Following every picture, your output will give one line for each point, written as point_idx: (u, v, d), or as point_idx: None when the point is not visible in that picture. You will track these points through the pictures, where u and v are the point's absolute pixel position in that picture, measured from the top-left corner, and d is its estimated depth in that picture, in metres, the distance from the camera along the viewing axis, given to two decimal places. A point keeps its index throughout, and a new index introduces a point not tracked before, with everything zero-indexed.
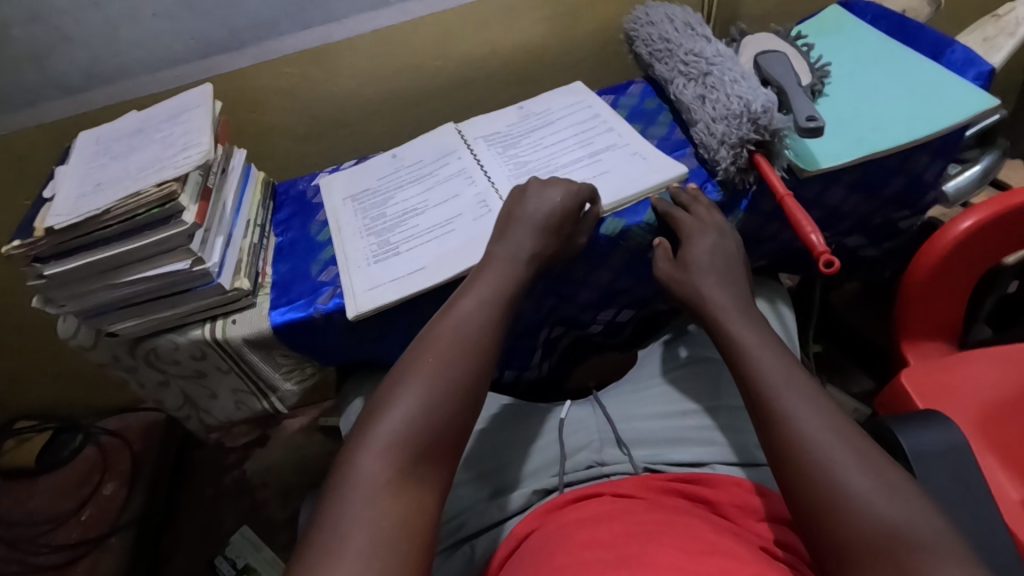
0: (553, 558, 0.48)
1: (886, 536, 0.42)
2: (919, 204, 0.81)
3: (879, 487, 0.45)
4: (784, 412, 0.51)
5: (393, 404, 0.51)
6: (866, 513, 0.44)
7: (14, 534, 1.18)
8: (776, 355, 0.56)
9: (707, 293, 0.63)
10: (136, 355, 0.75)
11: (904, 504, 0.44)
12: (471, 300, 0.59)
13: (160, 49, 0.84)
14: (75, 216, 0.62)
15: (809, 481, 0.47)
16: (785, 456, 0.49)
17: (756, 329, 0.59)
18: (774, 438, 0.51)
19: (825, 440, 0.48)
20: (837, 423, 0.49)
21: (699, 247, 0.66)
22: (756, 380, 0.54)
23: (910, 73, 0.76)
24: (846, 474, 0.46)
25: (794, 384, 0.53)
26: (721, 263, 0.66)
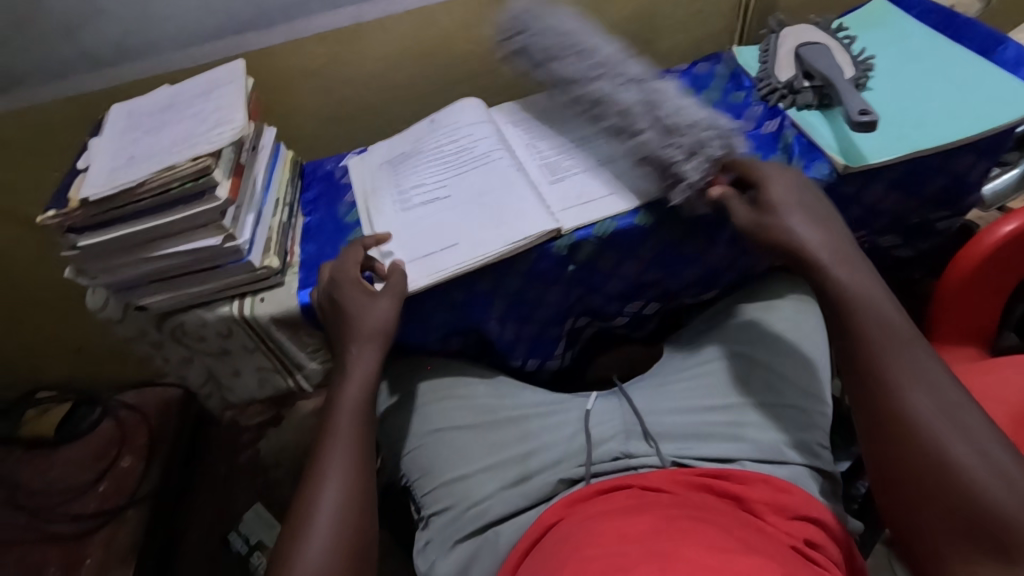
0: (583, 551, 0.48)
1: (983, 521, 0.44)
2: (959, 205, 0.80)
3: (992, 469, 0.45)
4: (898, 384, 0.51)
5: (302, 544, 0.52)
6: (970, 492, 0.45)
7: (33, 504, 1.18)
8: (883, 305, 0.55)
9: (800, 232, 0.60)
10: (163, 330, 0.75)
11: (1014, 487, 0.44)
12: (336, 446, 0.59)
13: (194, 24, 0.84)
14: (109, 188, 0.62)
15: (910, 457, 0.48)
16: (886, 424, 0.50)
17: (868, 280, 0.56)
18: (875, 411, 0.51)
19: (936, 417, 0.48)
20: (954, 398, 0.49)
21: (776, 198, 0.62)
22: (858, 335, 0.54)
23: (957, 70, 0.74)
24: (958, 454, 0.46)
25: (908, 352, 0.52)
26: (813, 216, 0.61)
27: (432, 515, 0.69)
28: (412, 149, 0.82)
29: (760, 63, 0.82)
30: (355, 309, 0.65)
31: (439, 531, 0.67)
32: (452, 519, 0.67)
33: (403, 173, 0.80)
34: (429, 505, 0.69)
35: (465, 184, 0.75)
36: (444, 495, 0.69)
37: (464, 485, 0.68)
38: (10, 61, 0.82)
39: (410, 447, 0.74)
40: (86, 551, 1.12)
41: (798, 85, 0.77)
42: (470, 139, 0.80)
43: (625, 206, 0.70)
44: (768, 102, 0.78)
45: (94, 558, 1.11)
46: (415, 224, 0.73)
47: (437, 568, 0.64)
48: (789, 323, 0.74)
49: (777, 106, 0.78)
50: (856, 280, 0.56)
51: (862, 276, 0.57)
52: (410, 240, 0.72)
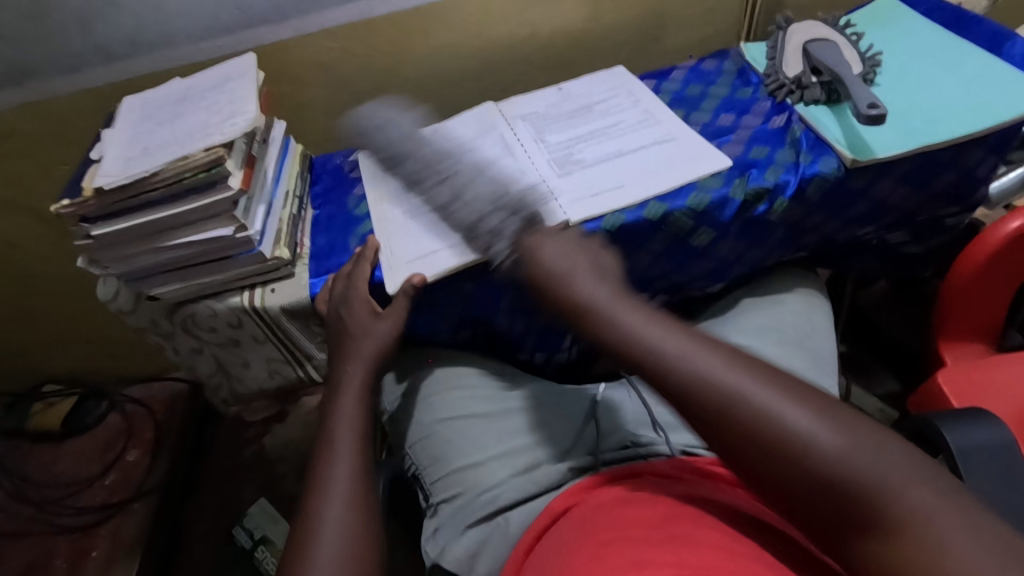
0: (597, 535, 0.48)
1: (842, 486, 0.38)
2: (966, 200, 0.80)
3: (808, 421, 0.40)
4: (696, 373, 0.44)
5: (312, 550, 0.53)
6: (811, 454, 0.39)
7: (40, 495, 1.19)
8: (664, 320, 0.49)
9: (575, 279, 0.54)
10: (174, 321, 0.77)
11: (835, 430, 0.40)
12: (340, 460, 0.60)
13: (206, 19, 0.85)
14: (124, 177, 0.62)
15: (754, 450, 0.41)
16: (721, 425, 0.43)
17: (639, 305, 0.51)
18: (705, 421, 0.44)
19: (744, 387, 0.43)
20: (744, 367, 0.44)
21: (557, 263, 0.55)
22: (640, 349, 0.48)
23: (965, 67, 0.75)
24: (784, 420, 0.41)
25: (693, 337, 0.47)
26: (579, 249, 0.57)
27: (441, 502, 0.70)
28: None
29: (768, 59, 0.83)
30: (358, 330, 0.68)
31: (448, 518, 0.68)
32: (461, 506, 0.68)
33: None
34: (438, 492, 0.70)
35: None
36: (455, 483, 0.69)
37: (476, 472, 0.69)
38: (24, 55, 0.83)
39: (418, 437, 0.74)
40: (93, 543, 1.13)
41: (806, 81, 0.77)
42: None
43: (636, 198, 0.69)
44: (776, 98, 0.79)
45: (101, 550, 1.12)
46: (426, 226, 0.73)
47: (448, 553, 0.65)
48: (798, 315, 0.77)
49: (785, 101, 0.78)
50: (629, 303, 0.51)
51: (629, 298, 0.52)
52: (421, 241, 0.71)
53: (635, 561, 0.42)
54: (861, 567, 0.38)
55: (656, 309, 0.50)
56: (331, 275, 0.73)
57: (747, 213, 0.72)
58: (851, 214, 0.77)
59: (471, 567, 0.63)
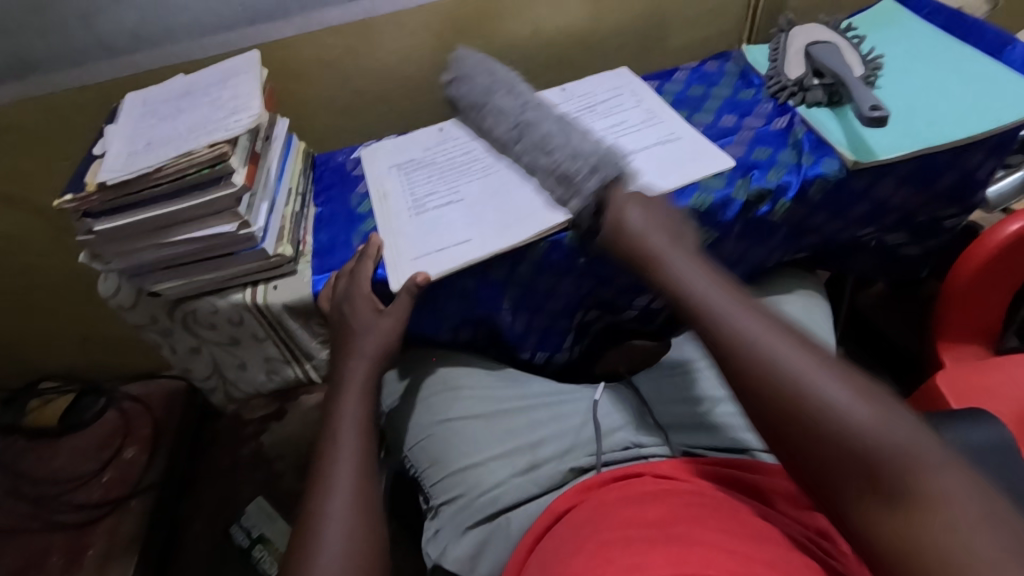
0: (599, 535, 0.48)
1: (871, 456, 0.40)
2: (965, 203, 0.81)
3: (851, 395, 0.43)
4: (739, 331, 0.49)
5: (315, 548, 0.53)
6: (846, 422, 0.42)
7: (36, 492, 1.18)
8: (718, 287, 0.53)
9: (646, 241, 0.59)
10: (175, 317, 0.77)
11: (874, 409, 0.42)
12: (342, 457, 0.60)
13: (209, 15, 0.84)
14: (127, 172, 0.62)
15: (786, 410, 0.45)
16: (757, 386, 0.47)
17: (699, 269, 0.56)
18: (742, 375, 0.48)
19: (785, 351, 0.47)
20: (793, 338, 0.48)
21: (633, 224, 0.61)
22: (699, 310, 0.52)
23: (966, 70, 0.76)
24: (822, 392, 0.44)
25: (743, 304, 0.51)
26: (653, 223, 0.61)
27: (442, 504, 0.70)
28: (423, 156, 0.82)
29: (770, 61, 0.83)
30: (361, 327, 0.68)
31: (449, 519, 0.68)
32: (461, 507, 0.68)
33: (411, 181, 0.80)
34: (438, 494, 0.70)
35: (478, 188, 0.75)
36: (455, 484, 0.69)
37: (475, 473, 0.69)
38: (25, 49, 0.82)
39: (417, 438, 0.74)
40: (90, 540, 1.12)
41: (808, 82, 0.77)
42: (464, 160, 0.80)
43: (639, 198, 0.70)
44: (779, 99, 0.79)
45: (98, 546, 1.12)
46: (429, 224, 0.73)
47: (449, 554, 0.65)
48: (798, 316, 0.78)
49: (787, 103, 0.79)
50: (687, 267, 0.56)
51: (696, 266, 0.57)
52: (425, 239, 0.71)
53: (639, 562, 0.42)
54: (872, 535, 0.40)
55: (718, 276, 0.55)
56: (333, 273, 0.73)
57: (749, 213, 0.73)
58: (852, 215, 0.77)
59: (473, 569, 0.63)
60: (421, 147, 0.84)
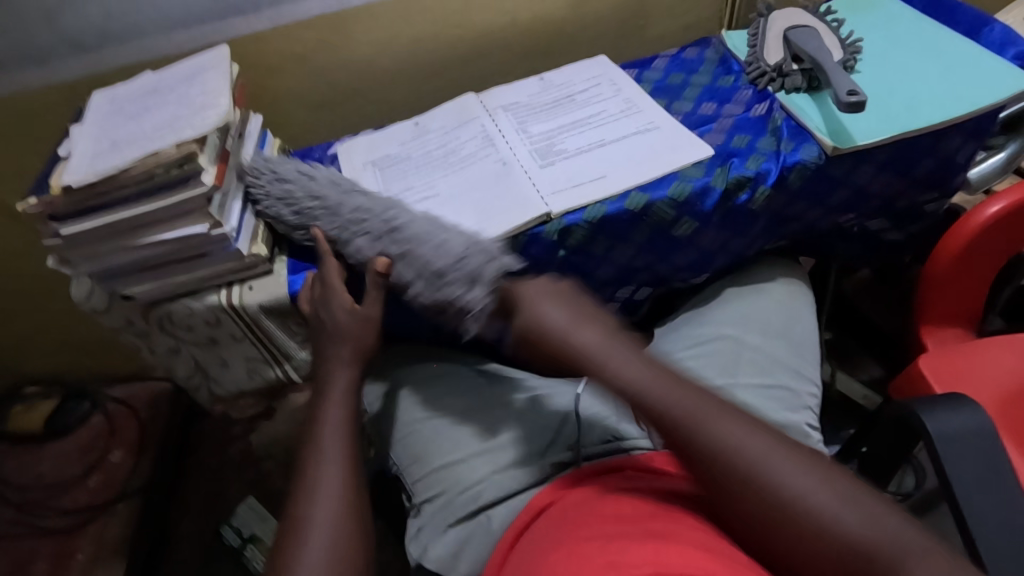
0: (580, 532, 0.47)
1: (853, 553, 0.41)
2: (946, 187, 0.81)
3: (831, 497, 0.43)
4: (720, 441, 0.46)
5: (298, 551, 0.52)
6: (829, 527, 0.42)
7: (21, 498, 1.17)
8: (678, 383, 0.50)
9: (577, 335, 0.54)
10: (151, 320, 0.75)
11: (853, 505, 0.43)
12: (324, 459, 0.59)
13: (176, 10, 0.82)
14: (92, 174, 0.61)
15: (768, 525, 0.44)
16: (726, 484, 0.46)
17: (640, 361, 0.52)
18: (718, 487, 0.46)
19: (767, 460, 0.45)
20: (767, 438, 0.47)
21: (555, 322, 0.55)
22: (656, 409, 0.49)
23: (944, 52, 0.75)
24: (796, 488, 0.44)
25: (713, 405, 0.49)
26: (575, 306, 0.57)
27: (424, 502, 0.69)
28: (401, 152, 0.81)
29: (749, 47, 0.82)
30: (342, 330, 0.67)
31: (431, 517, 0.67)
32: (443, 505, 0.67)
33: (388, 178, 0.79)
34: (421, 492, 0.70)
35: (456, 182, 0.74)
36: (436, 482, 0.69)
37: (456, 471, 0.69)
38: None
39: (400, 436, 0.74)
40: (77, 545, 1.11)
41: (787, 68, 0.77)
42: (442, 154, 0.79)
43: (617, 189, 0.69)
44: (758, 86, 0.78)
45: (85, 551, 1.11)
46: None
47: (429, 553, 0.65)
48: (779, 304, 0.77)
49: (767, 89, 0.78)
50: (628, 361, 0.52)
51: (637, 354, 0.53)
52: None
53: (618, 558, 0.42)
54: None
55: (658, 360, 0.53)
56: (310, 273, 0.72)
57: (728, 202, 0.72)
58: (833, 202, 0.77)
59: (454, 567, 0.63)
60: (398, 142, 0.83)
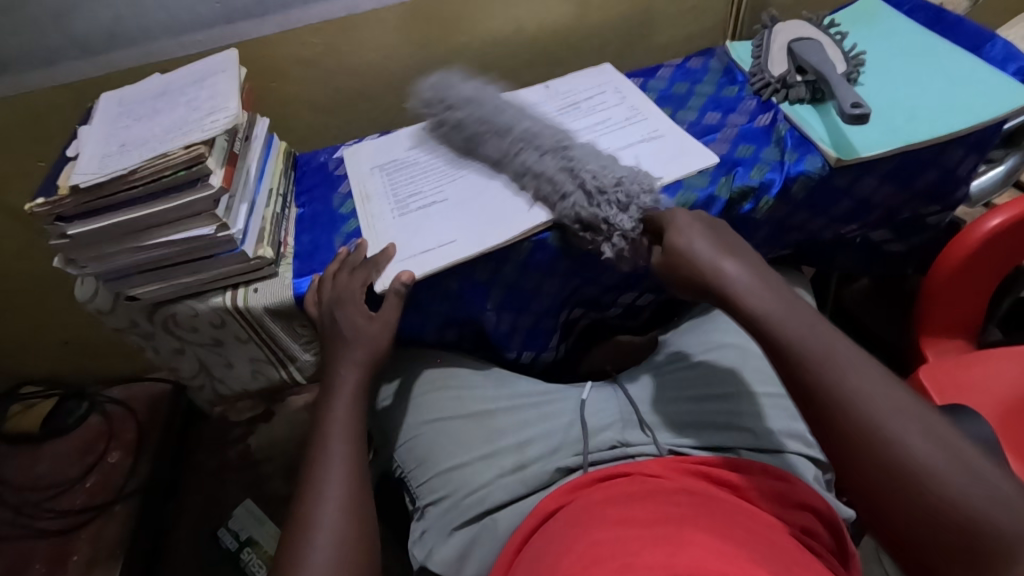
0: (589, 536, 0.48)
1: (965, 531, 0.41)
2: (947, 199, 0.82)
3: (954, 469, 0.43)
4: (841, 391, 0.48)
5: (306, 553, 0.52)
6: (941, 494, 0.42)
7: (18, 499, 1.16)
8: (817, 329, 0.51)
9: (710, 268, 0.57)
10: (155, 321, 0.75)
11: (978, 484, 0.42)
12: (331, 459, 0.60)
13: (185, 13, 0.83)
14: (101, 175, 0.61)
15: (881, 480, 0.44)
16: (841, 432, 0.47)
17: (793, 304, 0.54)
18: (834, 431, 0.47)
19: (885, 419, 0.46)
20: (895, 399, 0.46)
21: (701, 251, 0.58)
22: (791, 349, 0.51)
23: (947, 66, 0.76)
24: (914, 453, 0.44)
25: (846, 354, 0.50)
26: (711, 237, 0.60)
27: (428, 505, 0.69)
28: (407, 157, 0.82)
29: (753, 58, 0.83)
30: (350, 333, 0.67)
31: (436, 519, 0.67)
32: (449, 507, 0.67)
33: (394, 182, 0.79)
34: (425, 495, 0.70)
35: (462, 187, 0.75)
36: (440, 486, 0.69)
37: (461, 474, 0.69)
38: None
39: (405, 438, 0.74)
40: (74, 547, 1.11)
41: (791, 80, 0.78)
42: (449, 159, 0.79)
43: None
44: (762, 96, 0.79)
45: (82, 553, 1.10)
46: (413, 225, 0.72)
47: (435, 554, 0.65)
48: None
49: (770, 100, 0.78)
50: (772, 299, 0.54)
51: (775, 295, 0.55)
52: (411, 239, 0.71)
53: (630, 562, 0.42)
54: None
55: (807, 308, 0.54)
56: (316, 275, 0.72)
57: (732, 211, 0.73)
58: (835, 212, 0.77)
59: (460, 568, 0.63)
60: (405, 147, 0.83)
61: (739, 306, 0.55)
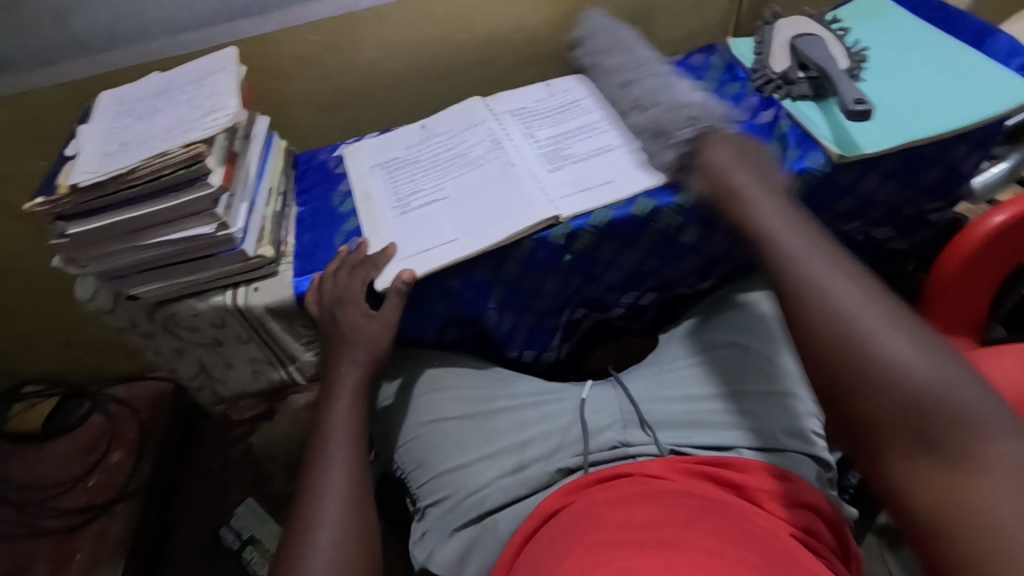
0: (589, 537, 0.47)
1: (918, 403, 0.39)
2: (951, 196, 0.81)
3: (917, 356, 0.40)
4: (812, 279, 0.47)
5: (305, 554, 0.52)
6: (896, 376, 0.40)
7: (21, 498, 1.16)
8: (802, 234, 0.51)
9: (729, 177, 0.59)
10: (155, 321, 0.75)
11: (937, 364, 0.40)
12: (331, 459, 0.59)
13: (185, 12, 0.82)
14: (100, 174, 0.61)
15: (839, 365, 0.43)
16: (806, 314, 0.46)
17: (788, 217, 0.54)
18: (802, 319, 0.46)
19: (852, 303, 0.44)
20: (865, 287, 0.45)
21: (721, 162, 0.60)
22: (772, 246, 0.52)
23: (951, 61, 0.75)
24: (880, 340, 0.42)
25: (818, 252, 0.49)
26: (739, 156, 0.60)
27: (429, 506, 0.69)
28: (407, 155, 0.81)
29: (756, 54, 0.82)
30: (350, 332, 0.67)
31: (437, 520, 0.67)
32: (449, 508, 0.67)
33: (394, 181, 0.79)
34: (425, 495, 0.70)
35: (463, 185, 0.75)
36: (441, 485, 0.69)
37: (461, 475, 0.69)
38: None
39: (404, 439, 0.74)
40: (77, 546, 1.11)
41: (793, 76, 0.77)
42: (450, 157, 0.79)
43: (625, 194, 0.70)
44: (764, 93, 0.79)
45: (85, 552, 1.10)
46: (416, 222, 0.72)
47: (436, 557, 0.65)
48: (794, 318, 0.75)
49: (773, 97, 0.78)
50: (767, 211, 0.55)
51: (772, 204, 0.55)
52: (413, 237, 0.71)
53: (627, 565, 0.42)
54: (908, 485, 0.38)
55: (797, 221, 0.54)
56: (316, 274, 0.72)
57: None
58: (838, 209, 0.77)
59: (460, 571, 0.63)
60: (405, 144, 0.83)
61: (743, 209, 0.56)
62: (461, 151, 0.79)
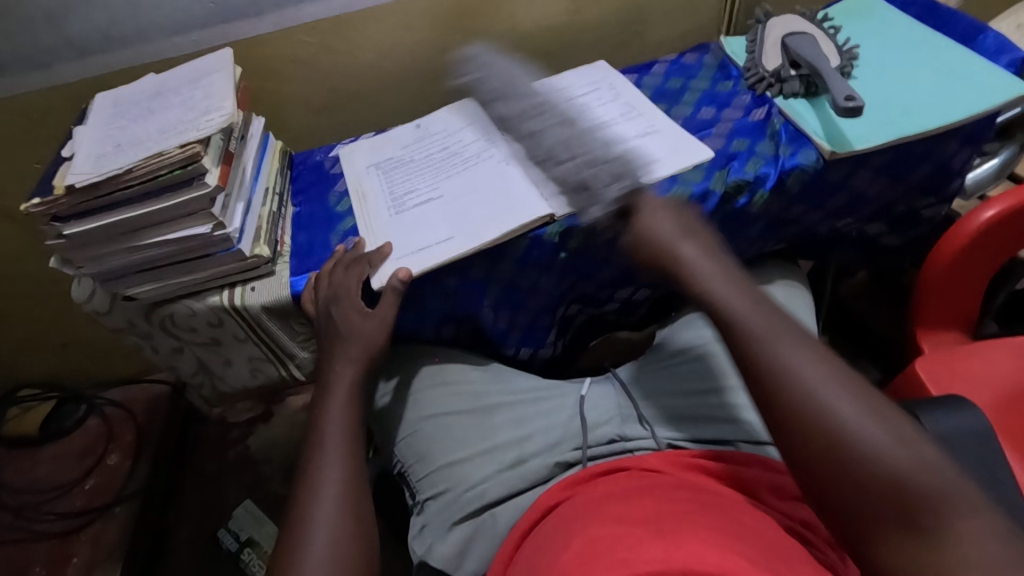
0: (587, 530, 0.48)
1: (898, 491, 0.41)
2: (942, 192, 0.82)
3: (888, 437, 0.42)
4: (776, 359, 0.48)
5: (301, 551, 0.53)
6: (869, 462, 0.42)
7: (17, 502, 1.16)
8: (758, 303, 0.52)
9: (678, 246, 0.58)
10: (152, 321, 0.75)
11: (906, 445, 0.42)
12: (328, 457, 0.60)
13: (179, 14, 0.83)
14: (96, 175, 0.61)
15: (809, 452, 0.44)
16: (773, 402, 0.47)
17: (742, 288, 0.54)
18: (774, 403, 0.47)
19: (823, 390, 0.45)
20: (830, 367, 0.47)
21: (665, 232, 0.59)
22: (732, 326, 0.51)
23: (940, 59, 0.76)
24: (851, 425, 0.43)
25: (782, 328, 0.50)
26: (679, 224, 0.59)
27: (428, 500, 0.69)
28: (402, 155, 0.82)
29: (748, 53, 0.83)
30: (347, 331, 0.67)
31: (435, 515, 0.68)
32: (448, 503, 0.68)
33: (390, 180, 0.79)
34: (424, 490, 0.70)
35: (458, 184, 0.75)
36: (439, 481, 0.69)
37: (461, 470, 0.69)
38: None
39: (403, 435, 0.74)
40: (74, 549, 1.11)
41: (785, 74, 0.78)
42: (445, 157, 0.79)
43: None
44: (756, 91, 0.79)
45: (82, 556, 1.10)
46: (412, 222, 0.73)
47: (435, 551, 0.65)
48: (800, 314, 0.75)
49: (765, 94, 0.79)
50: (722, 282, 0.55)
51: (728, 272, 0.56)
52: (408, 236, 0.71)
53: (625, 556, 0.42)
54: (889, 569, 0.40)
55: (749, 289, 0.54)
56: (313, 273, 0.72)
57: (728, 205, 0.73)
58: (831, 206, 0.78)
59: (459, 565, 0.63)
60: (401, 144, 0.84)
61: (701, 286, 0.55)
62: (456, 151, 0.79)
